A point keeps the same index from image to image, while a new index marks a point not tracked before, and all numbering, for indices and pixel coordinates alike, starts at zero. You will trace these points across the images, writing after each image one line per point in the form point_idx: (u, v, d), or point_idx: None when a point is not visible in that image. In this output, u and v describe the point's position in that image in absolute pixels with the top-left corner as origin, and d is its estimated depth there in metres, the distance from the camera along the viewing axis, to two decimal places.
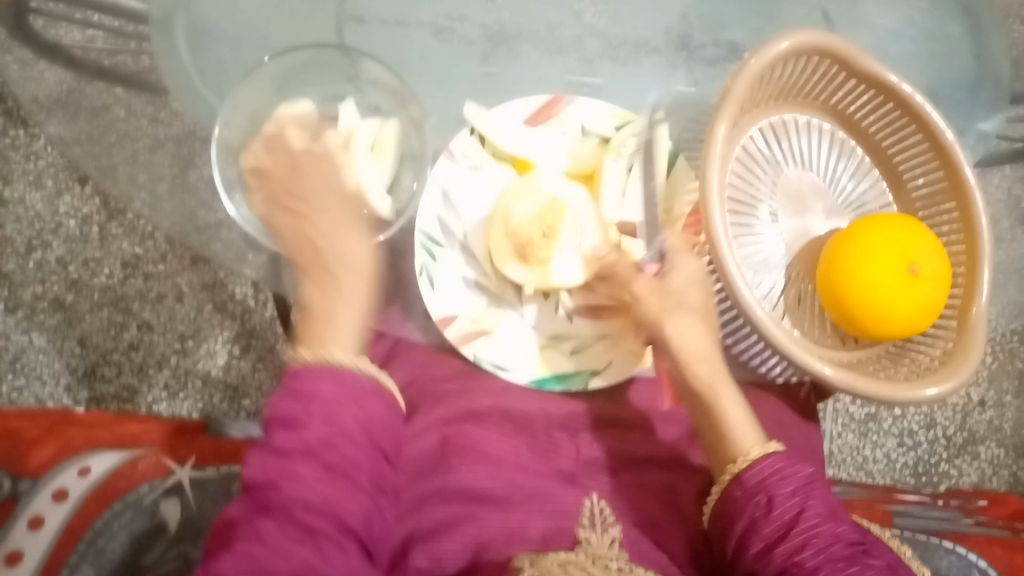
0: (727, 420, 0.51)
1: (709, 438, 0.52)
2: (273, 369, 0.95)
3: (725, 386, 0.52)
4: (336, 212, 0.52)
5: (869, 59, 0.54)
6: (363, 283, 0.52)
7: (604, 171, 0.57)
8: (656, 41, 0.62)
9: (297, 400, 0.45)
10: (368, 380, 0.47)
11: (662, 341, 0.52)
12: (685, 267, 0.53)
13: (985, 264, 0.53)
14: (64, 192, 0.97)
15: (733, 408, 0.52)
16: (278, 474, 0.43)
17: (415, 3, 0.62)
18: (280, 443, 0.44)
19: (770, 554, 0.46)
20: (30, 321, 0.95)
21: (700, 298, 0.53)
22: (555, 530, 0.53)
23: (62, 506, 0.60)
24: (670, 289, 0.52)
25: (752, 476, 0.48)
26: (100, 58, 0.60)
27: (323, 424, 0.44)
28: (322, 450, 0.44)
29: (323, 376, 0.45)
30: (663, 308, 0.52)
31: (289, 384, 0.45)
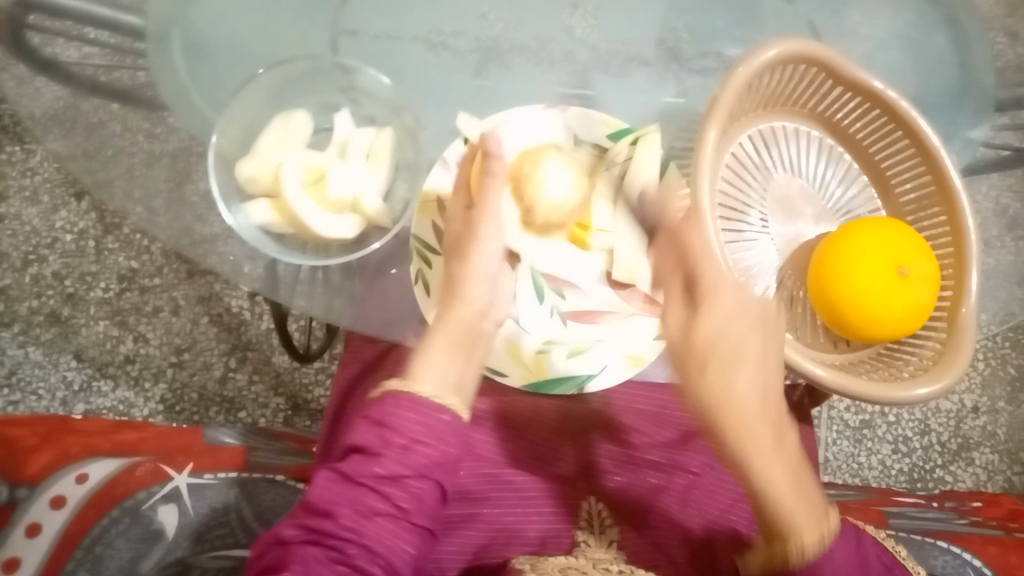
0: (779, 504, 0.43)
1: (759, 521, 0.44)
2: (269, 381, 0.95)
3: (778, 450, 0.43)
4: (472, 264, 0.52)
5: (853, 67, 0.55)
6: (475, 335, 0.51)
7: (592, 210, 0.56)
8: (646, 53, 0.63)
9: (378, 430, 0.45)
10: (450, 415, 0.46)
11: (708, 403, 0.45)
12: (713, 313, 0.46)
13: (973, 265, 0.54)
14: (60, 207, 0.97)
15: (793, 486, 0.43)
16: (343, 499, 0.44)
17: (409, 17, 0.63)
18: (351, 467, 0.45)
19: None
20: (26, 335, 0.95)
21: (759, 344, 0.45)
22: (554, 533, 0.56)
23: (60, 512, 0.59)
24: (710, 333, 0.45)
25: (806, 558, 0.43)
26: (98, 73, 0.59)
27: (396, 455, 0.44)
28: (391, 483, 0.44)
29: (406, 411, 0.45)
30: (707, 363, 0.45)
31: (374, 411, 0.46)
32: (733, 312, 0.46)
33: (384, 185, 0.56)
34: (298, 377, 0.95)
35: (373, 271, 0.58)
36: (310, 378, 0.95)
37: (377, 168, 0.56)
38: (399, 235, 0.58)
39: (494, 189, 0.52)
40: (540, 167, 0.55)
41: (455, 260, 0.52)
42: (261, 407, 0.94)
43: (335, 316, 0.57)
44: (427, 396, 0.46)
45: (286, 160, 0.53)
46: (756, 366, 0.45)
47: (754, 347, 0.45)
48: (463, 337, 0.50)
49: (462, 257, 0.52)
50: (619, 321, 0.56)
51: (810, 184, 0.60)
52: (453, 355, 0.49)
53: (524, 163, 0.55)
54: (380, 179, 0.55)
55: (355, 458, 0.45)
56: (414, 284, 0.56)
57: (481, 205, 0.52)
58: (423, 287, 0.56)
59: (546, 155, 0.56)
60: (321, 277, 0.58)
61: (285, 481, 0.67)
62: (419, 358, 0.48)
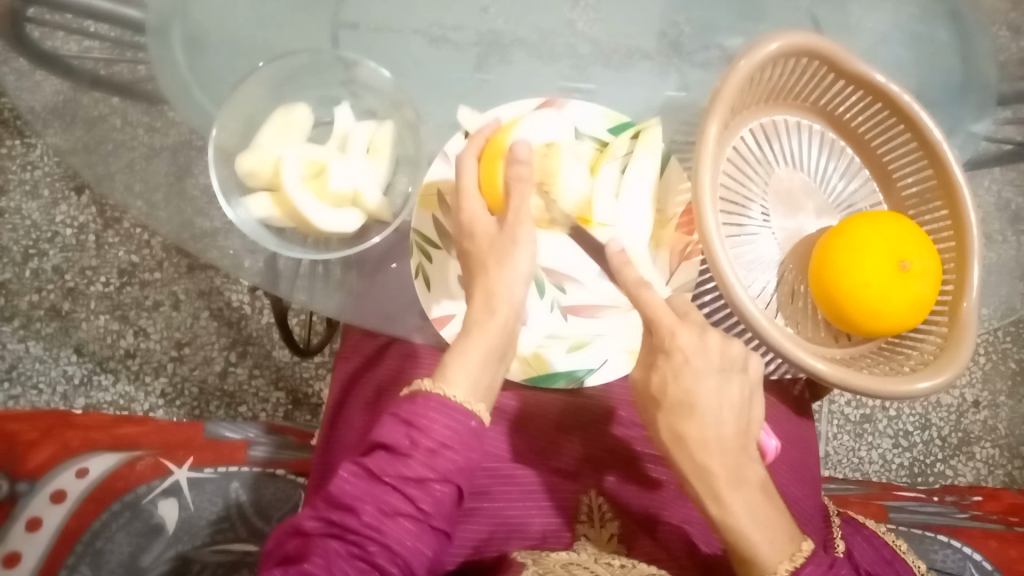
0: (745, 538, 0.45)
1: (731, 552, 0.47)
2: (270, 375, 0.95)
3: (742, 477, 0.46)
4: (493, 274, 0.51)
5: (857, 61, 0.55)
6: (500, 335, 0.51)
7: (599, 173, 0.56)
8: (648, 47, 0.63)
9: (407, 430, 0.46)
10: (476, 423, 0.48)
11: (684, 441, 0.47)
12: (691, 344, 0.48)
13: (974, 260, 0.54)
14: (60, 201, 0.97)
15: (755, 520, 0.45)
16: (366, 496, 0.45)
17: (409, 10, 0.62)
18: (376, 465, 0.46)
19: None
20: (27, 329, 0.95)
21: (711, 397, 0.47)
22: (555, 528, 0.56)
23: (60, 506, 0.59)
24: (659, 386, 0.48)
25: None
26: (98, 67, 0.59)
27: (423, 458, 0.46)
28: (415, 485, 0.45)
29: (435, 412, 0.47)
30: (681, 400, 0.47)
31: (403, 411, 0.47)
32: (710, 408, 0.47)
33: (385, 179, 0.56)
34: (298, 371, 0.95)
35: (372, 266, 0.58)
36: (310, 372, 0.95)
37: (378, 161, 0.55)
38: (399, 229, 0.58)
39: (518, 199, 0.51)
40: (550, 163, 0.55)
41: (485, 268, 0.51)
42: (262, 401, 0.94)
43: (334, 311, 0.57)
44: (459, 402, 0.47)
45: (284, 154, 0.53)
46: (712, 418, 0.47)
47: (706, 400, 0.47)
48: (496, 343, 0.50)
49: (501, 258, 0.51)
50: (620, 315, 0.56)
51: (811, 179, 0.60)
52: (488, 361, 0.50)
53: (541, 154, 0.55)
54: (381, 173, 0.55)
55: (380, 456, 0.46)
56: (415, 278, 0.56)
57: (512, 212, 0.51)
58: (424, 281, 0.56)
59: (554, 149, 0.56)
60: (321, 272, 0.58)
61: (285, 476, 0.68)
62: (453, 359, 0.49)
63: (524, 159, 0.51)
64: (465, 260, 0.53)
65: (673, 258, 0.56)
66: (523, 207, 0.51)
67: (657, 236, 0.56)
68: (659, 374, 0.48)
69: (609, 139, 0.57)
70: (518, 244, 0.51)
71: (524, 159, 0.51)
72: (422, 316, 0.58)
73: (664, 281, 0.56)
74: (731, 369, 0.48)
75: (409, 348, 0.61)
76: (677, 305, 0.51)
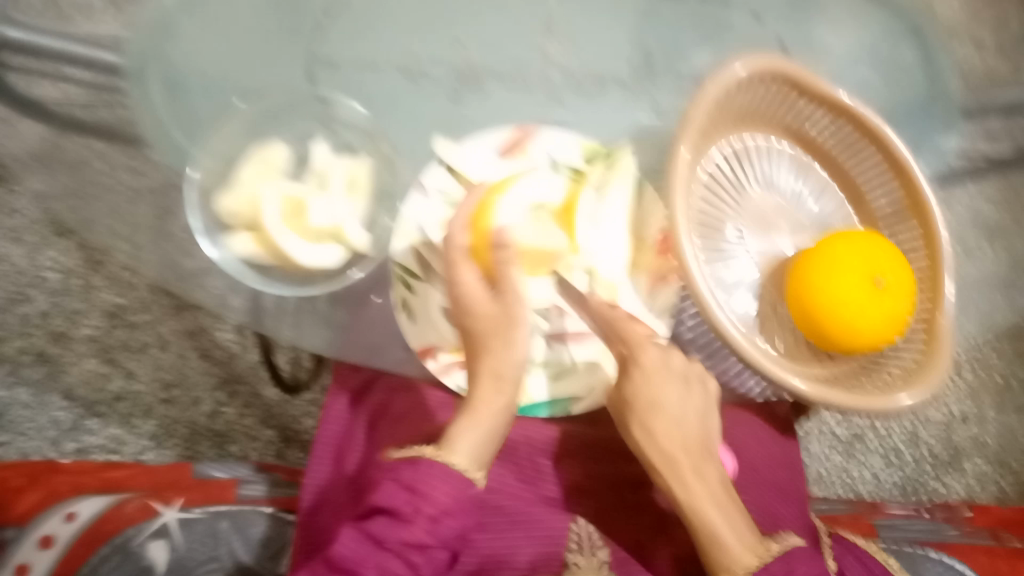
0: (709, 522, 0.47)
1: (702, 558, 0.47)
2: (259, 413, 0.94)
3: (706, 470, 0.49)
4: (494, 340, 0.51)
5: (823, 83, 0.56)
6: (502, 408, 0.51)
7: (579, 202, 0.57)
8: (621, 74, 0.64)
9: (408, 496, 0.45)
10: (477, 489, 0.48)
11: (650, 432, 0.49)
12: (677, 358, 0.52)
13: (945, 273, 0.55)
14: (44, 246, 0.97)
15: (717, 506, 0.47)
16: (367, 562, 0.44)
17: (384, 45, 0.63)
18: (377, 530, 0.45)
19: None
20: (14, 376, 0.95)
21: (675, 402, 0.50)
22: (545, 557, 0.55)
23: (48, 553, 0.58)
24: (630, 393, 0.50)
25: None
26: (78, 111, 0.60)
27: (425, 525, 0.45)
28: (415, 551, 0.45)
29: (438, 479, 0.46)
30: (653, 387, 0.50)
31: (405, 474, 0.46)
32: (676, 406, 0.50)
33: (365, 215, 0.57)
34: (287, 409, 0.94)
35: (357, 299, 0.58)
36: (300, 410, 0.94)
37: (357, 197, 0.57)
38: (383, 263, 0.58)
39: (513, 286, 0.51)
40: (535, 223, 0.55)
41: (490, 345, 0.51)
42: (252, 440, 0.94)
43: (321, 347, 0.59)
44: (460, 470, 0.47)
45: (259, 193, 0.54)
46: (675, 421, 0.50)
47: (670, 403, 0.50)
48: (501, 419, 0.50)
49: (506, 338, 0.51)
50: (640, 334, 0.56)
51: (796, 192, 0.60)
52: (489, 439, 0.49)
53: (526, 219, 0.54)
54: (357, 208, 0.57)
55: (381, 520, 0.45)
56: (397, 311, 0.56)
57: (510, 289, 0.51)
58: (407, 314, 0.56)
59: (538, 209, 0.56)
60: (307, 307, 0.59)
61: (275, 514, 0.67)
62: (458, 432, 0.49)
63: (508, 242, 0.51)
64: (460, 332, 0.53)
65: (650, 280, 0.57)
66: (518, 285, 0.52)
67: (635, 260, 0.57)
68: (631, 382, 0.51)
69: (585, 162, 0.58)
70: (519, 321, 0.51)
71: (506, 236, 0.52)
72: (407, 348, 0.59)
73: (645, 306, 0.56)
74: (691, 379, 0.52)
75: (395, 381, 0.61)
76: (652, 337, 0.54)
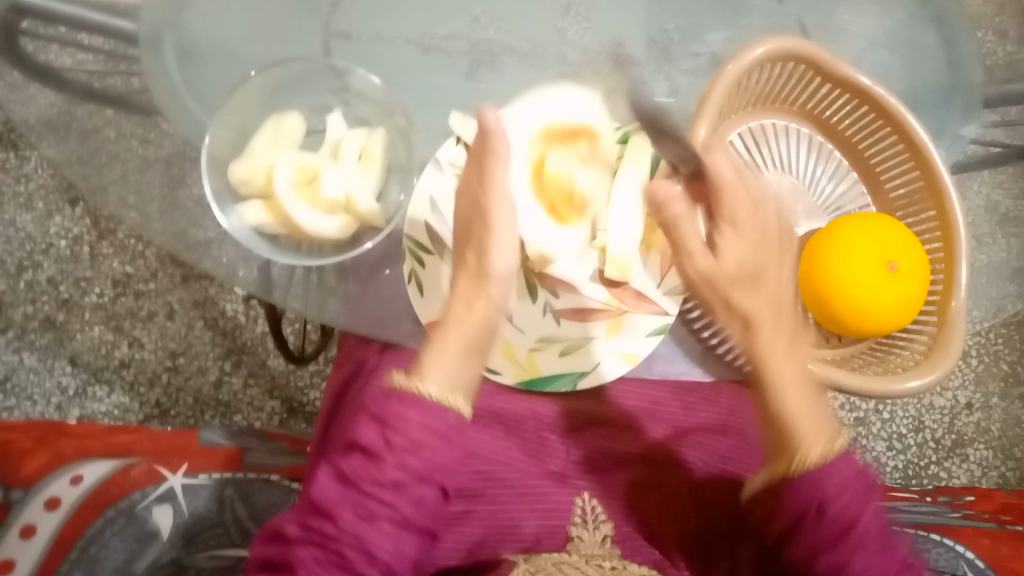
0: (789, 405, 0.46)
1: (767, 432, 0.47)
2: (264, 385, 0.95)
3: (795, 361, 0.48)
4: (483, 228, 0.52)
5: (842, 65, 0.55)
6: (476, 333, 0.49)
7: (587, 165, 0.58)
8: (637, 54, 0.63)
9: (382, 430, 0.44)
10: (457, 417, 0.45)
11: (746, 305, 0.49)
12: (735, 245, 0.50)
13: (962, 259, 0.55)
14: (54, 213, 0.97)
15: (796, 377, 0.47)
16: (345, 501, 0.43)
17: (400, 17, 0.62)
18: (352, 468, 0.44)
19: (812, 561, 0.43)
20: (22, 341, 0.95)
21: (762, 275, 0.50)
22: (548, 529, 0.56)
23: (54, 513, 0.60)
24: (738, 266, 0.49)
25: (811, 480, 0.43)
26: (91, 79, 0.59)
27: (398, 460, 0.43)
28: (392, 489, 0.43)
29: (413, 407, 0.44)
30: (753, 260, 0.50)
31: (382, 407, 0.45)
32: (774, 292, 0.49)
33: (378, 186, 0.57)
34: (293, 380, 0.95)
35: (367, 271, 0.58)
36: (305, 381, 0.95)
37: (370, 169, 0.56)
38: (393, 236, 0.59)
39: (499, 191, 0.52)
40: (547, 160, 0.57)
41: (466, 250, 0.53)
42: (256, 410, 0.94)
43: (328, 317, 0.58)
44: (433, 398, 0.45)
45: (273, 161, 0.55)
46: (773, 301, 0.49)
47: (769, 282, 0.50)
48: (474, 335, 0.49)
49: (478, 246, 0.52)
50: (652, 313, 0.56)
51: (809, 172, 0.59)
52: (466, 360, 0.48)
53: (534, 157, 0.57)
54: (373, 180, 0.56)
55: (356, 458, 0.44)
56: (408, 283, 0.56)
57: (496, 197, 0.52)
58: (416, 287, 0.56)
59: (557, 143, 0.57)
60: (315, 279, 0.58)
61: (280, 482, 0.66)
62: (430, 357, 0.47)
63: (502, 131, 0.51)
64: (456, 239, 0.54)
65: (663, 262, 0.57)
66: (503, 190, 0.52)
67: (648, 239, 0.57)
68: (733, 257, 0.49)
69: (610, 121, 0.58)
70: (497, 227, 0.52)
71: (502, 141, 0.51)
72: (416, 321, 0.58)
73: (656, 285, 0.57)
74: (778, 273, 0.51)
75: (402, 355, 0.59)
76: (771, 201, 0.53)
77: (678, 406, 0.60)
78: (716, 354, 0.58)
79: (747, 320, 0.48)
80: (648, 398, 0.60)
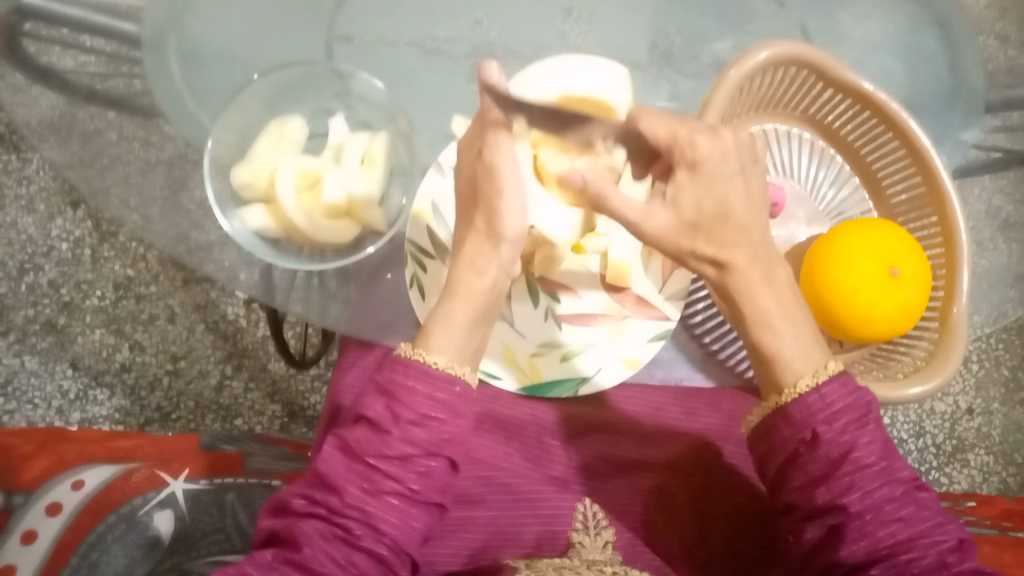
0: (769, 338, 0.47)
1: (756, 367, 0.48)
2: (265, 388, 0.95)
3: (767, 274, 0.48)
4: (488, 190, 0.48)
5: (844, 69, 0.55)
6: (476, 297, 0.49)
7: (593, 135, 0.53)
8: (639, 58, 0.63)
9: (387, 402, 0.44)
10: (460, 386, 0.45)
11: (718, 237, 0.46)
12: (709, 144, 0.46)
13: (963, 265, 0.54)
14: (56, 215, 0.97)
15: (781, 314, 0.47)
16: (352, 475, 0.43)
17: (402, 21, 0.62)
18: (358, 441, 0.44)
19: (812, 490, 0.44)
20: (23, 344, 0.95)
21: (735, 188, 0.46)
22: (549, 534, 0.55)
23: (56, 518, 0.58)
24: (699, 215, 0.46)
25: (799, 411, 0.45)
26: (93, 82, 0.59)
27: (403, 433, 0.43)
28: (398, 463, 0.43)
29: (416, 377, 0.45)
30: (721, 176, 0.46)
31: (387, 379, 0.45)
32: (744, 204, 0.47)
33: (379, 192, 0.57)
34: (294, 384, 0.95)
35: (368, 276, 0.58)
36: (306, 385, 0.95)
37: (372, 173, 0.57)
38: (395, 240, 0.59)
39: (504, 150, 0.48)
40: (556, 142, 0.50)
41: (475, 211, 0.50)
42: (257, 414, 0.94)
43: (329, 321, 0.58)
44: (438, 369, 0.45)
45: (274, 166, 0.55)
46: (753, 238, 0.47)
47: (738, 201, 0.46)
48: (483, 304, 0.49)
49: (488, 210, 0.49)
50: (653, 318, 0.56)
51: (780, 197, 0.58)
52: (474, 327, 0.48)
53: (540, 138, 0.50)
54: (375, 185, 0.57)
55: (363, 430, 0.44)
56: (409, 288, 0.56)
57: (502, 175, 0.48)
58: (418, 291, 0.56)
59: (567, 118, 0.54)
60: (316, 283, 0.58)
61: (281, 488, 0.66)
62: (437, 326, 0.48)
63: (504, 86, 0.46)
64: (462, 203, 0.52)
65: (665, 266, 0.57)
66: (511, 161, 0.48)
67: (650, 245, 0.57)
68: (702, 202, 0.46)
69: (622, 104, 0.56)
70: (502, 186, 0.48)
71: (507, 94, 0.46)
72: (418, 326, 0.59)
73: (658, 290, 0.57)
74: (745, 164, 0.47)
75: None
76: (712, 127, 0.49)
77: (680, 411, 0.60)
78: (717, 359, 0.59)
79: (726, 259, 0.47)
80: (650, 403, 0.59)
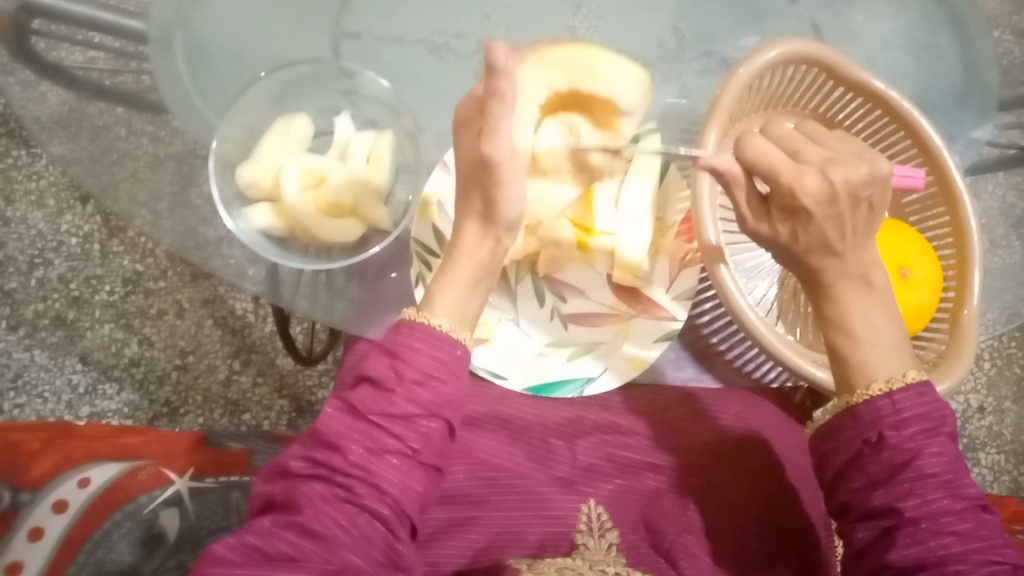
0: (848, 335, 0.46)
1: (831, 364, 0.48)
2: (273, 383, 0.95)
3: (858, 282, 0.46)
4: (484, 181, 0.46)
5: (854, 67, 0.54)
6: (476, 267, 0.49)
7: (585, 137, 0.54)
8: (649, 55, 0.62)
9: (390, 362, 0.44)
10: (460, 350, 0.46)
11: (814, 244, 0.45)
12: (813, 180, 0.43)
13: (975, 267, 0.54)
14: (65, 210, 0.97)
15: (866, 319, 0.46)
16: (353, 433, 0.43)
17: (408, 18, 0.62)
18: (362, 400, 0.43)
19: (870, 492, 0.43)
20: (33, 338, 0.96)
21: (835, 214, 0.43)
22: (553, 536, 0.54)
23: (63, 515, 0.58)
24: (806, 224, 0.44)
25: (869, 412, 0.44)
26: (102, 77, 0.59)
27: (409, 392, 0.43)
28: (401, 423, 0.43)
29: (417, 336, 0.45)
30: (821, 211, 0.43)
31: (389, 342, 0.45)
32: (841, 228, 0.44)
33: (386, 187, 0.57)
34: (301, 379, 0.95)
35: (373, 276, 0.58)
36: (313, 380, 0.95)
37: (376, 169, 0.57)
38: (402, 238, 0.59)
39: (504, 139, 0.44)
40: (549, 119, 0.54)
41: (473, 189, 0.48)
42: (265, 409, 0.94)
43: (336, 320, 0.57)
44: (444, 331, 0.45)
45: (279, 164, 0.55)
46: (847, 250, 0.45)
47: (840, 225, 0.44)
48: (485, 264, 0.49)
49: (486, 193, 0.47)
50: (659, 318, 0.56)
51: (911, 176, 0.52)
52: (473, 291, 0.49)
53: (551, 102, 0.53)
54: (381, 180, 0.57)
55: (365, 391, 0.44)
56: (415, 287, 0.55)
57: (497, 153, 0.45)
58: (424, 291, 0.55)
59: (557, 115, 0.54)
60: (323, 281, 0.58)
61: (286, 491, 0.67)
62: (439, 286, 0.48)
63: (510, 71, 0.43)
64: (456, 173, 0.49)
65: (673, 265, 0.56)
66: (511, 143, 0.45)
67: (657, 244, 0.57)
68: (806, 229, 0.44)
69: (632, 108, 0.53)
70: (512, 176, 0.46)
71: (509, 82, 0.43)
72: None
73: (664, 291, 0.56)
74: (857, 198, 0.43)
75: None
76: (845, 149, 0.45)
77: (685, 413, 0.59)
78: (724, 358, 0.60)
79: (816, 267, 0.46)
80: (655, 403, 0.60)
